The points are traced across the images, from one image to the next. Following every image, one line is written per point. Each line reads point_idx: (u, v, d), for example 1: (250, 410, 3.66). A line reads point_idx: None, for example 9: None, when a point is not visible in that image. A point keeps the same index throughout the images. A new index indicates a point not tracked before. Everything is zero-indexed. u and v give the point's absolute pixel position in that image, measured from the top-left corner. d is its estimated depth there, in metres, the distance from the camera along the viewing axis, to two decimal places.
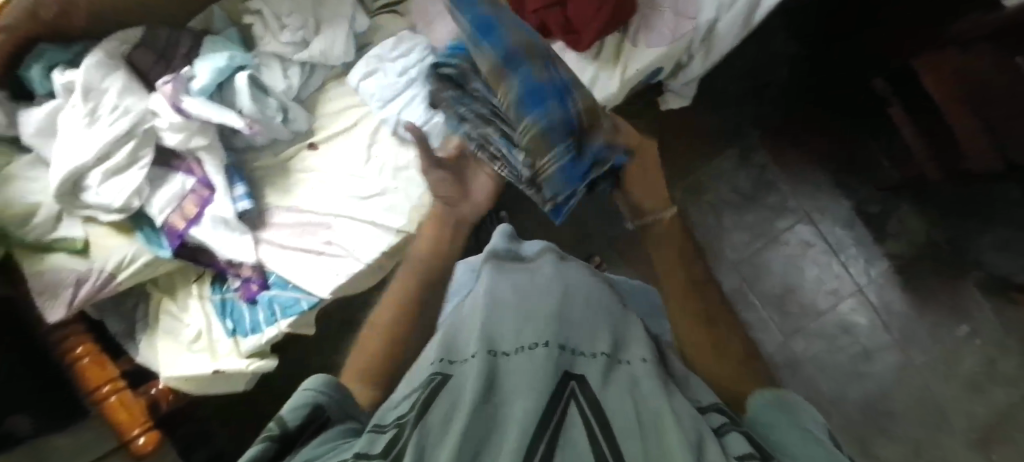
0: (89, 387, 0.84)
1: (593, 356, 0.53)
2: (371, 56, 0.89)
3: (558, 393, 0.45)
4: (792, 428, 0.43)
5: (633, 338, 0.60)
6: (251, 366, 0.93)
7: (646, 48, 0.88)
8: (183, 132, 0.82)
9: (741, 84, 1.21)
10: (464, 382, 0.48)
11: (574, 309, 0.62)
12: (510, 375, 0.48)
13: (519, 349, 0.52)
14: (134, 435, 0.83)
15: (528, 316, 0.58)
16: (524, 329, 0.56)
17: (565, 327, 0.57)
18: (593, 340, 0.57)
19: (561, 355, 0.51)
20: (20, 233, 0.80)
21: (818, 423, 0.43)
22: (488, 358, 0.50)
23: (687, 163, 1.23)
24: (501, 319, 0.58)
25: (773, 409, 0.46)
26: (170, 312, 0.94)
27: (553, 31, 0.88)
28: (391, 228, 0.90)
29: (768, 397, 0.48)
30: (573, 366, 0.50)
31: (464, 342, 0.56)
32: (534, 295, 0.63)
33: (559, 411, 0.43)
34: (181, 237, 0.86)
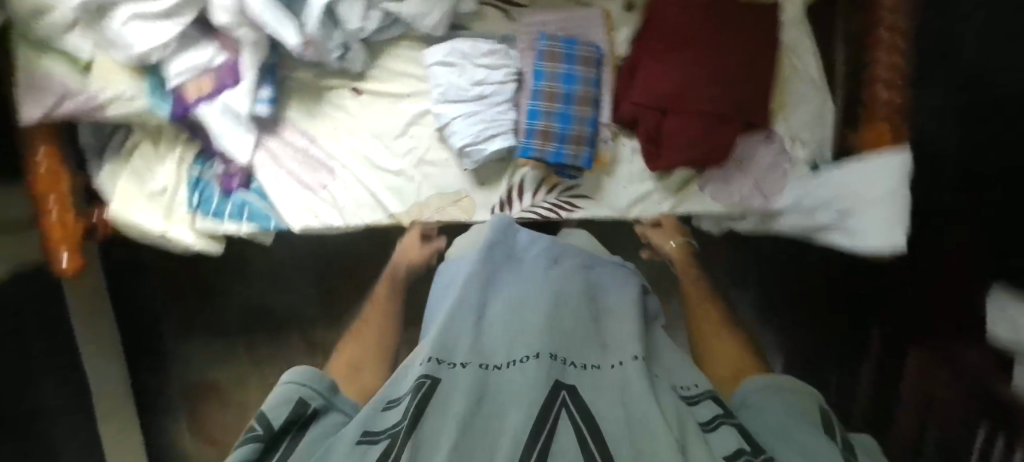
0: (33, 190, 0.84)
1: (583, 365, 0.52)
2: (458, 49, 0.79)
3: (549, 400, 0.46)
4: (780, 409, 0.54)
5: (620, 332, 0.59)
6: (196, 245, 0.94)
7: (708, 199, 0.84)
8: (234, 18, 0.75)
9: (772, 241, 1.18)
10: (454, 392, 0.47)
11: (575, 304, 0.60)
12: (503, 390, 0.48)
13: (510, 362, 0.51)
14: (59, 255, 0.87)
15: (524, 317, 0.57)
16: (514, 335, 0.55)
17: (558, 333, 0.56)
18: (584, 343, 0.56)
19: (553, 363, 0.50)
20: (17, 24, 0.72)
21: (808, 398, 0.57)
22: (478, 371, 0.50)
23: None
24: (493, 323, 0.57)
25: (768, 392, 0.58)
26: (144, 156, 0.91)
27: (639, 132, 0.82)
28: (387, 209, 0.89)
29: (765, 383, 0.60)
30: (565, 373, 0.50)
31: (457, 337, 0.54)
32: (535, 291, 0.61)
33: (551, 421, 0.44)
34: (187, 110, 0.81)
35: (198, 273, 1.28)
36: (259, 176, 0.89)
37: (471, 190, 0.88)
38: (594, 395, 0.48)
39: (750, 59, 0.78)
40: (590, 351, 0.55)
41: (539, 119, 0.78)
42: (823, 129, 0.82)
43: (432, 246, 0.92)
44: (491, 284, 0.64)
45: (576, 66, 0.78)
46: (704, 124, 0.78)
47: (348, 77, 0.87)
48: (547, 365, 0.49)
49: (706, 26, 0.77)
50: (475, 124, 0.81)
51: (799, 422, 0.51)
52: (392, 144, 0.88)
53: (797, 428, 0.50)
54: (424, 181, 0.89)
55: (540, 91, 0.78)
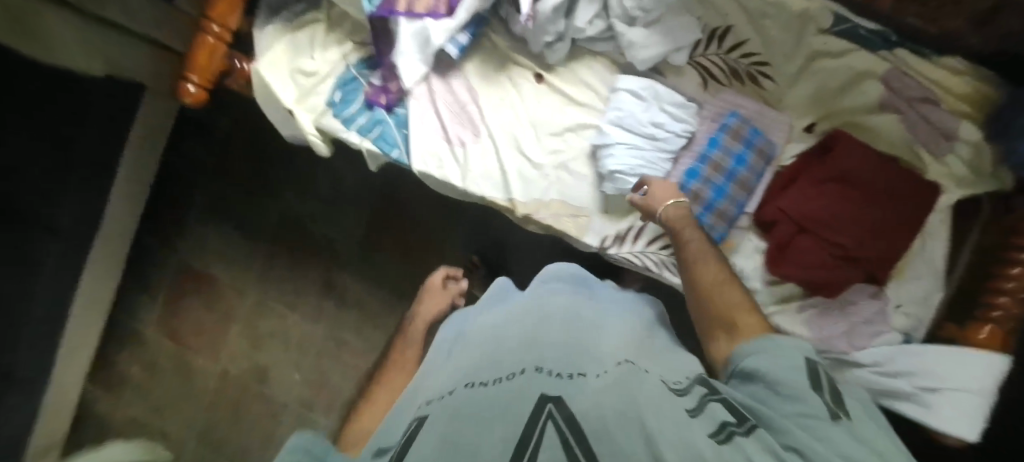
0: (207, 12, 0.83)
1: (568, 373, 0.49)
2: (653, 87, 0.83)
3: (533, 416, 0.41)
4: (781, 378, 0.48)
5: (608, 345, 0.57)
6: (311, 136, 0.92)
7: (797, 321, 0.85)
8: None
9: None
10: (436, 420, 0.45)
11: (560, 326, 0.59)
12: (481, 403, 0.45)
13: (495, 378, 0.49)
14: (190, 80, 0.84)
15: (505, 345, 0.56)
16: (500, 358, 0.53)
17: (543, 349, 0.54)
18: (571, 353, 0.53)
19: (538, 378, 0.48)
20: None
21: (805, 353, 0.51)
22: (461, 394, 0.48)
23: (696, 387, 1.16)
24: (478, 355, 0.56)
25: (762, 356, 0.52)
26: (313, 34, 0.91)
27: (770, 235, 0.84)
28: (507, 192, 0.88)
29: (761, 347, 0.53)
30: (548, 384, 0.47)
31: (447, 379, 0.54)
32: (520, 322, 0.61)
33: (536, 436, 0.40)
34: (389, 14, 0.83)
35: (256, 166, 1.22)
36: (409, 105, 0.90)
37: (592, 212, 0.88)
38: (579, 395, 0.45)
39: (898, 224, 0.80)
40: (572, 358, 0.52)
41: (698, 180, 0.81)
42: (926, 310, 0.83)
43: (454, 290, 0.96)
44: (474, 332, 0.63)
45: (751, 151, 0.81)
46: (831, 254, 0.81)
47: (536, 63, 0.89)
48: (528, 382, 0.47)
49: (875, 173, 0.81)
50: (635, 157, 0.83)
51: (798, 384, 0.47)
52: (544, 138, 0.89)
53: (797, 390, 0.47)
54: (555, 184, 0.89)
55: (711, 159, 0.81)
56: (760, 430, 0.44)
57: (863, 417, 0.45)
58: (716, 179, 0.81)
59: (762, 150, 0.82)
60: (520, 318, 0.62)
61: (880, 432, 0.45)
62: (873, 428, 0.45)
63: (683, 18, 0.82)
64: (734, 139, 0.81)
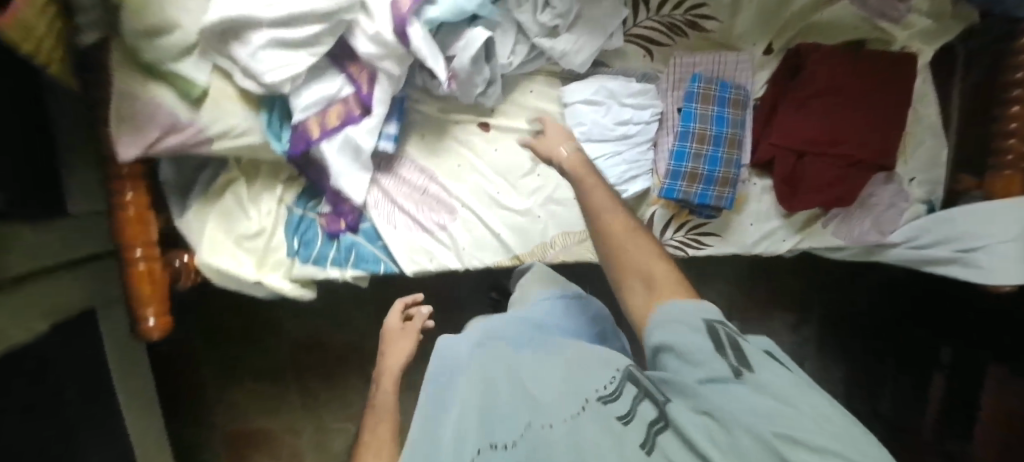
0: (122, 240, 0.74)
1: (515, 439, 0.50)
2: (605, 88, 0.77)
3: None
4: (694, 345, 0.48)
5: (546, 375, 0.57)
6: (292, 291, 0.85)
7: (831, 235, 0.84)
8: (382, 50, 0.70)
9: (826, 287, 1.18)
10: None
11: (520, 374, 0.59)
12: None
13: None
14: (148, 315, 0.76)
15: (457, 417, 0.55)
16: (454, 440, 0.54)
17: (495, 414, 0.54)
18: (518, 404, 0.54)
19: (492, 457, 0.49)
20: (135, 42, 0.65)
21: (706, 316, 0.50)
22: None
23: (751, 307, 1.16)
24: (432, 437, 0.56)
25: (672, 323, 0.51)
26: (238, 193, 0.82)
27: (773, 172, 0.81)
28: (510, 251, 0.84)
29: (669, 308, 0.52)
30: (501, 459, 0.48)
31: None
32: (468, 379, 0.61)
33: None
34: (308, 145, 0.74)
35: (244, 310, 1.15)
36: (371, 216, 0.82)
37: None
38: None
39: (887, 111, 0.78)
40: (518, 414, 0.52)
41: (688, 160, 0.77)
42: (937, 170, 0.83)
43: (418, 319, 0.83)
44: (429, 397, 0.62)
45: (727, 108, 0.76)
46: (839, 167, 0.79)
47: (475, 112, 0.82)
48: None
49: (849, 72, 0.77)
50: (619, 165, 0.78)
51: (704, 355, 0.47)
52: (519, 184, 0.83)
53: (708, 362, 0.46)
54: (552, 222, 0.84)
55: (693, 133, 0.76)
56: (678, 417, 0.45)
57: (760, 362, 0.46)
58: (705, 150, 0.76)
59: (736, 100, 0.77)
60: (467, 375, 0.62)
61: (783, 371, 0.45)
62: (775, 375, 0.44)
63: (603, 4, 0.74)
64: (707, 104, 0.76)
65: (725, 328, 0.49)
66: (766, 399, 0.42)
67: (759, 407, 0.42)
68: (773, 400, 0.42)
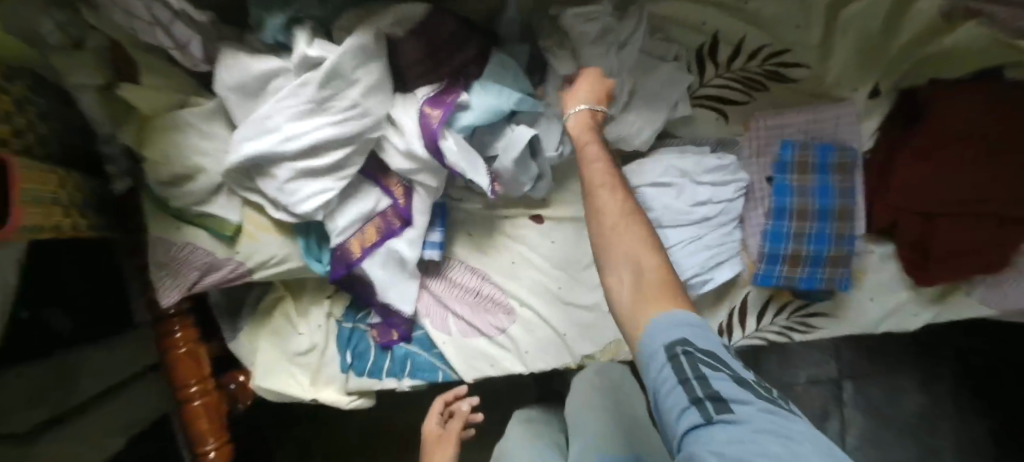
0: (176, 380, 0.72)
1: None
2: (674, 167, 0.66)
3: None
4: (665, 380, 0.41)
5: None
6: (350, 405, 0.80)
7: (967, 303, 0.70)
8: (416, 164, 0.63)
9: None
10: None
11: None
12: None
13: None
14: (207, 449, 0.73)
15: None
16: None
17: None
18: None
19: None
20: (165, 194, 0.62)
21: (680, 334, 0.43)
22: None
23: (871, 364, 0.99)
24: None
25: (649, 355, 0.43)
26: (287, 313, 0.78)
27: (898, 236, 0.68)
28: (577, 351, 0.75)
29: (662, 320, 0.44)
30: None
31: None
32: None
33: None
34: (350, 267, 0.69)
35: None
36: (425, 325, 0.76)
37: None
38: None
39: None
40: None
41: (786, 241, 0.65)
42: None
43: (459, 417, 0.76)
44: None
45: (831, 176, 0.64)
46: (981, 230, 0.64)
47: (525, 203, 0.74)
48: None
49: (994, 113, 0.61)
50: (697, 251, 0.67)
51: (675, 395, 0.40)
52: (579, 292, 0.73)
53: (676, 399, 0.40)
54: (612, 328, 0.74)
55: (790, 210, 0.64)
56: None
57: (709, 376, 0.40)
58: (806, 230, 0.64)
59: (843, 172, 0.64)
60: None
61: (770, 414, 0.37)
62: (750, 408, 0.38)
63: (662, 74, 0.64)
64: (804, 178, 0.64)
65: (688, 351, 0.41)
66: (745, 437, 0.36)
67: (734, 450, 0.35)
68: (752, 436, 0.36)
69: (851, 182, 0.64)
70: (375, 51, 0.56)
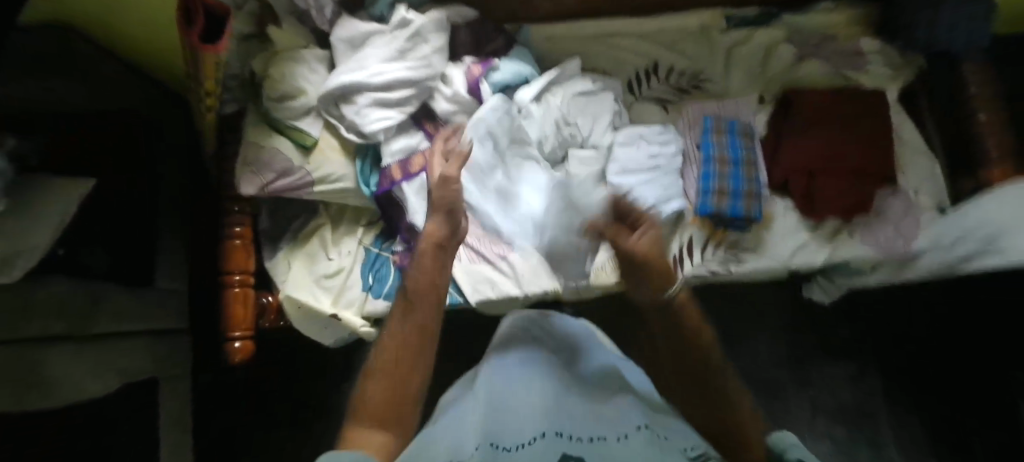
0: (226, 266, 0.84)
1: (589, 438, 0.52)
2: (635, 131, 0.93)
3: None
4: None
5: (615, 407, 0.60)
6: (362, 328, 0.90)
7: (859, 243, 0.92)
8: (456, 106, 0.88)
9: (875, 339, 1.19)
10: None
11: (507, 398, 0.61)
12: None
13: (520, 445, 0.52)
14: (235, 335, 0.82)
15: (527, 414, 0.58)
16: (524, 424, 0.56)
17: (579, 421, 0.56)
18: (602, 422, 0.56)
19: (558, 445, 0.51)
20: (270, 106, 0.84)
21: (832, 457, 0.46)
22: (489, 453, 0.50)
23: (813, 362, 1.20)
24: (508, 419, 0.57)
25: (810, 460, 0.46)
26: (323, 237, 0.94)
27: (792, 191, 0.93)
28: (563, 276, 0.91)
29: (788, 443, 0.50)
30: (573, 449, 0.50)
31: (501, 428, 0.55)
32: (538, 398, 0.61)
33: None
34: (392, 186, 0.88)
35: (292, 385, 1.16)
36: None
37: None
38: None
39: (876, 136, 0.93)
40: (597, 427, 0.55)
41: (715, 180, 0.90)
42: (937, 183, 0.95)
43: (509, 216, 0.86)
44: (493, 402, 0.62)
45: (738, 137, 0.93)
46: (847, 182, 0.92)
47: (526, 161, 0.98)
48: (552, 444, 0.51)
49: (835, 106, 0.95)
50: (653, 189, 0.90)
51: None
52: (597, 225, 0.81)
53: None
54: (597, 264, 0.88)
55: (715, 158, 0.91)
56: None
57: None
58: (727, 170, 0.90)
59: (747, 138, 0.93)
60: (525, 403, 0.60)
61: None
62: None
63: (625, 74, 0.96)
64: (722, 138, 0.92)
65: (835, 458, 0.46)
66: None
67: None
68: None
69: (749, 143, 0.93)
70: (444, 25, 0.87)
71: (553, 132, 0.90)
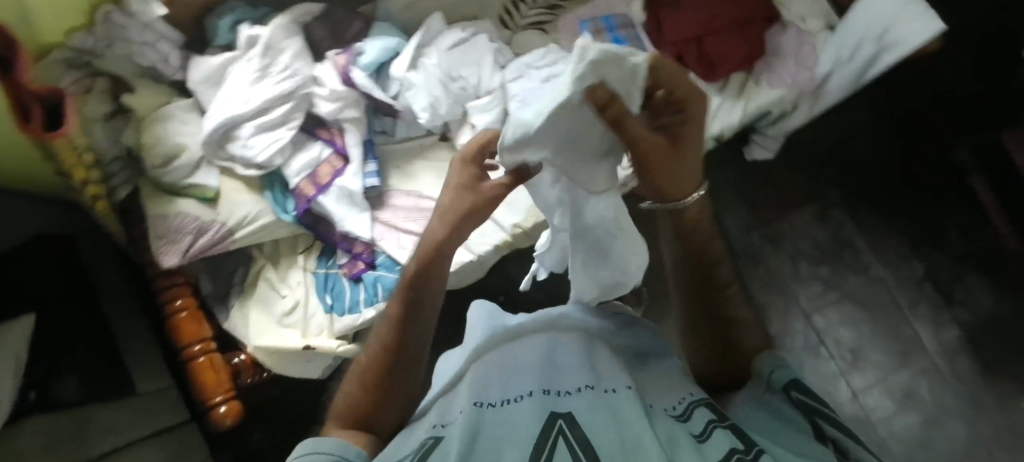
0: (180, 341, 0.83)
1: (578, 388, 0.51)
2: (520, 62, 0.93)
3: (544, 432, 0.44)
4: (794, 432, 0.45)
5: (607, 364, 0.57)
6: (340, 347, 0.90)
7: (768, 87, 0.92)
8: (339, 102, 0.86)
9: (826, 171, 1.22)
10: (451, 448, 0.45)
11: (497, 360, 0.59)
12: (499, 430, 0.46)
13: (505, 400, 0.51)
14: (217, 401, 0.81)
15: (518, 371, 0.56)
16: (509, 381, 0.55)
17: (574, 372, 0.54)
18: (585, 372, 0.54)
19: (546, 399, 0.49)
20: (159, 173, 0.82)
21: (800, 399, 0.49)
22: (473, 410, 0.49)
23: (775, 211, 1.22)
24: (495, 378, 0.55)
25: (775, 413, 0.48)
26: (268, 279, 0.92)
27: (688, 62, 0.94)
28: (505, 225, 0.92)
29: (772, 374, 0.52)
30: (559, 404, 0.48)
31: (486, 387, 0.54)
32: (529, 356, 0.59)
33: (547, 452, 0.42)
34: (309, 202, 0.87)
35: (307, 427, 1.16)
36: (383, 247, 0.92)
37: None
38: (487, 432, 0.46)
39: None
40: (582, 375, 0.54)
41: None
42: (821, 5, 0.96)
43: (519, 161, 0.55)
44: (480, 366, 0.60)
45: (618, 31, 0.92)
46: (738, 33, 0.93)
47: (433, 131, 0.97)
48: (539, 401, 0.49)
49: None
50: None
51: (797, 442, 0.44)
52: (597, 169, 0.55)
53: (801, 444, 0.43)
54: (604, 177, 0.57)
55: None
56: (767, 454, 0.42)
57: (798, 439, 0.44)
58: None
59: (627, 29, 0.93)
60: (519, 358, 0.59)
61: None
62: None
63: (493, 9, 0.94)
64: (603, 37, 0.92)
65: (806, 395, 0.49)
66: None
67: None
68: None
69: (631, 33, 0.93)
70: (292, 29, 0.84)
71: (443, 92, 0.88)
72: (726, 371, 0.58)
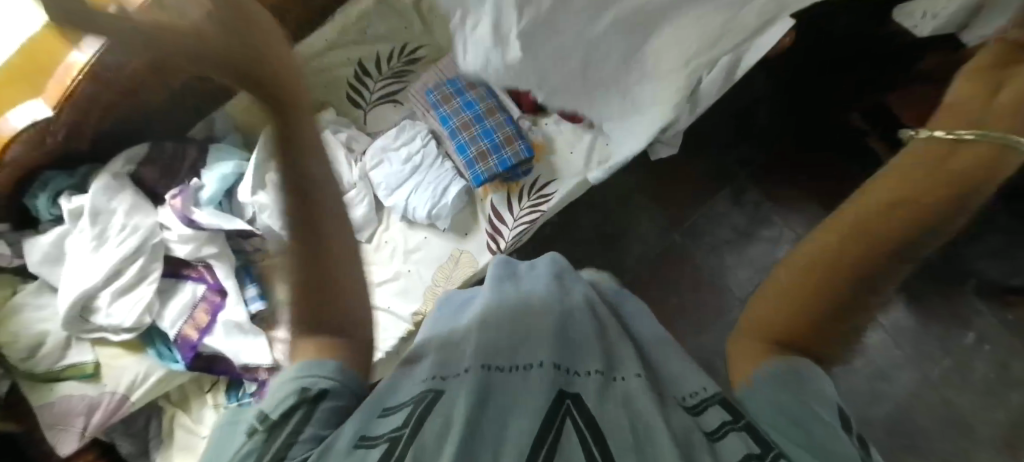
0: None
1: (588, 372, 0.43)
2: (376, 148, 0.91)
3: (551, 411, 0.37)
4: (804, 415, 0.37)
5: (623, 346, 0.48)
6: None
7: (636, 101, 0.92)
8: (192, 243, 0.82)
9: (729, 152, 1.20)
10: (454, 399, 0.38)
11: (503, 314, 0.50)
12: (509, 392, 0.39)
13: (514, 366, 0.43)
14: None
15: (528, 331, 0.47)
16: (520, 343, 0.46)
17: (568, 347, 0.46)
18: (585, 353, 0.46)
19: (559, 375, 0.41)
20: (26, 365, 0.78)
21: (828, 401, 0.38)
22: (482, 374, 0.41)
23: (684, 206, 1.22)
24: (495, 330, 0.47)
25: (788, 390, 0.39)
26: (185, 425, 0.90)
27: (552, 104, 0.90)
28: (405, 314, 0.89)
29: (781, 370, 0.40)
30: (572, 384, 0.41)
31: (491, 345, 0.45)
32: (530, 311, 0.50)
33: (556, 435, 0.35)
34: (195, 347, 0.83)
35: None
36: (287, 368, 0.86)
37: (460, 247, 0.92)
38: (497, 397, 0.39)
39: None
40: (593, 354, 0.45)
41: (469, 146, 0.90)
42: None
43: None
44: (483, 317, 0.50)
45: (466, 93, 0.89)
46: None
47: None
48: (550, 373, 0.41)
49: None
50: (423, 190, 0.89)
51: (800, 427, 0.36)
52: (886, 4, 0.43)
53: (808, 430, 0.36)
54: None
55: (457, 127, 0.90)
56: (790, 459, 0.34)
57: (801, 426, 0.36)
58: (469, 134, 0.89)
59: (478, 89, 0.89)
60: (529, 307, 0.51)
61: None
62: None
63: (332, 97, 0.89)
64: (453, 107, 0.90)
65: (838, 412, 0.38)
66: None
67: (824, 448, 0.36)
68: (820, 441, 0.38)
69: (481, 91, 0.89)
70: (117, 185, 0.79)
71: None
72: (791, 328, 0.40)
